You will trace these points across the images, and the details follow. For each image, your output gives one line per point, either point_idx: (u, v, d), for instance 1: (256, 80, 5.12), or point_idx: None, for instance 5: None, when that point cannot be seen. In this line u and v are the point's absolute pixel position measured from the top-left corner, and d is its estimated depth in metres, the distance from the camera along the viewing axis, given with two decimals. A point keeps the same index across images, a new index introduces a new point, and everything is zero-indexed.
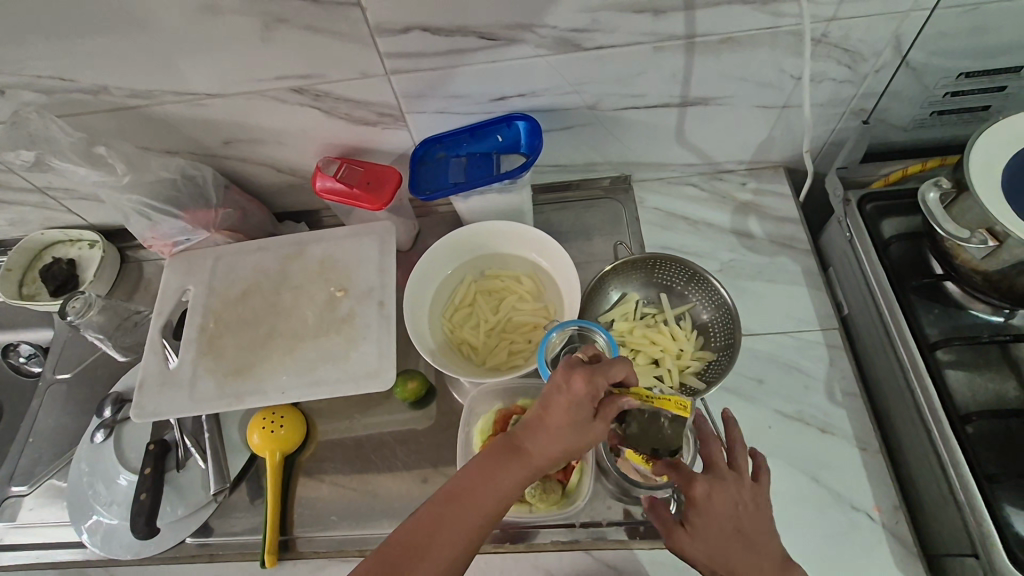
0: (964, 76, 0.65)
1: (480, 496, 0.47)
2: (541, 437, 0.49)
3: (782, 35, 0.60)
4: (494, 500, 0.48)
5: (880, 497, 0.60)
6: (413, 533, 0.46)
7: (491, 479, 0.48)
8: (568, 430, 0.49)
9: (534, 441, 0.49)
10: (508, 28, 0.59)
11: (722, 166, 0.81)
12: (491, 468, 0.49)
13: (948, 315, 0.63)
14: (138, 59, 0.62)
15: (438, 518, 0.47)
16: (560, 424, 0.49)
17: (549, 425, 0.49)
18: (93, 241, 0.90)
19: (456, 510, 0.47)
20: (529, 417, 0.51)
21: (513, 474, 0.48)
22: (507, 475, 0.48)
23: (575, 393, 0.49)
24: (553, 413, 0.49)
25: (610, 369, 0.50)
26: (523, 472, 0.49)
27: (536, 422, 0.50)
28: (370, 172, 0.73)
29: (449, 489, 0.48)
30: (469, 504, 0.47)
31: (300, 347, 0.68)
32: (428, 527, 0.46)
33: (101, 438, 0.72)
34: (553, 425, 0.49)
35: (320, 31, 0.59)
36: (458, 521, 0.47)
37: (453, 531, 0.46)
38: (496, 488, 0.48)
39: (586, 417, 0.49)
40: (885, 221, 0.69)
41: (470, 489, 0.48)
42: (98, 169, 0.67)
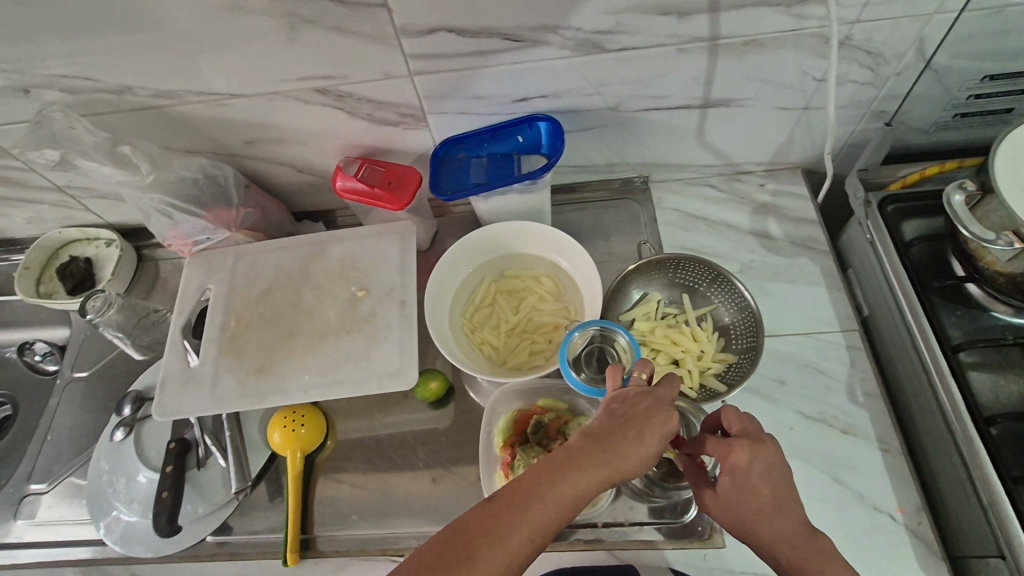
0: (987, 80, 0.65)
1: (548, 505, 0.41)
2: (622, 448, 0.43)
3: (805, 37, 0.60)
4: (563, 512, 0.41)
5: (903, 499, 0.60)
6: (465, 537, 0.40)
7: (562, 485, 0.42)
8: (649, 445, 0.44)
9: (611, 452, 0.43)
10: (532, 29, 0.59)
11: (741, 168, 0.81)
12: (561, 473, 0.42)
13: (970, 317, 0.63)
14: (164, 58, 0.62)
15: (495, 523, 0.40)
16: (643, 447, 0.44)
17: (632, 450, 0.44)
18: (110, 240, 0.91)
19: (520, 514, 0.41)
20: (604, 432, 0.44)
21: (588, 484, 0.42)
22: (580, 484, 0.42)
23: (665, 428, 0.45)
24: (637, 428, 0.44)
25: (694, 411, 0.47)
26: (596, 482, 0.42)
27: (614, 430, 0.44)
28: (391, 172, 0.73)
29: (511, 492, 0.42)
30: (537, 513, 0.41)
31: (322, 346, 0.68)
32: (485, 531, 0.40)
33: (121, 436, 0.72)
34: (635, 437, 0.44)
35: (345, 32, 0.59)
36: (521, 530, 0.40)
37: (515, 539, 0.40)
38: (567, 497, 0.42)
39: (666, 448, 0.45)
40: (905, 223, 0.69)
41: (535, 495, 0.41)
42: (121, 168, 0.67)
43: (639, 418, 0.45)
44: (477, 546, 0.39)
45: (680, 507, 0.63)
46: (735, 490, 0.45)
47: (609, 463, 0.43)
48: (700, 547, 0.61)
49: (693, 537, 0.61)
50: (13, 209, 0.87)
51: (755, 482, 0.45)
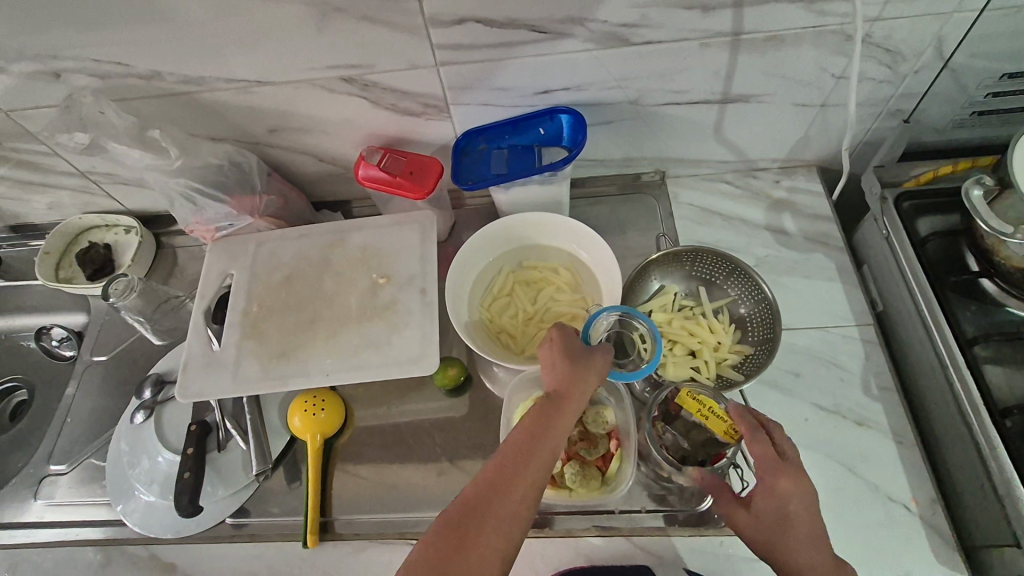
0: (1005, 78, 0.66)
1: (528, 456, 0.48)
2: (566, 390, 0.52)
3: (826, 34, 0.61)
4: (544, 457, 0.49)
5: (918, 489, 0.61)
6: (462, 506, 0.46)
7: (535, 437, 0.49)
8: (591, 381, 0.54)
9: (561, 396, 0.52)
10: (559, 21, 0.60)
11: (757, 164, 0.82)
12: (529, 430, 0.50)
13: (985, 312, 0.64)
14: (195, 45, 0.63)
15: (487, 485, 0.46)
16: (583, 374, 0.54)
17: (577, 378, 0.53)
18: (130, 226, 0.91)
19: (505, 474, 0.47)
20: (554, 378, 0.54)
21: (553, 429, 0.50)
22: (546, 429, 0.50)
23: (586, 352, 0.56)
24: (574, 371, 0.53)
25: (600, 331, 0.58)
26: (567, 423, 0.51)
27: (557, 380, 0.53)
28: (413, 162, 0.74)
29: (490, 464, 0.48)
30: (524, 465, 0.48)
31: (343, 332, 0.69)
32: (483, 497, 0.46)
33: (141, 419, 0.73)
34: (571, 377, 0.53)
35: (375, 21, 0.60)
36: (512, 483, 0.47)
37: (509, 493, 0.46)
38: (539, 443, 0.49)
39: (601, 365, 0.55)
40: (921, 219, 0.70)
41: (515, 454, 0.48)
42: (150, 153, 0.68)
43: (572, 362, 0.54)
44: (479, 508, 0.45)
45: (696, 496, 0.64)
46: (772, 513, 0.50)
47: (567, 409, 0.51)
48: (716, 534, 0.61)
49: (709, 525, 0.62)
50: (35, 195, 0.88)
51: (794, 517, 0.50)
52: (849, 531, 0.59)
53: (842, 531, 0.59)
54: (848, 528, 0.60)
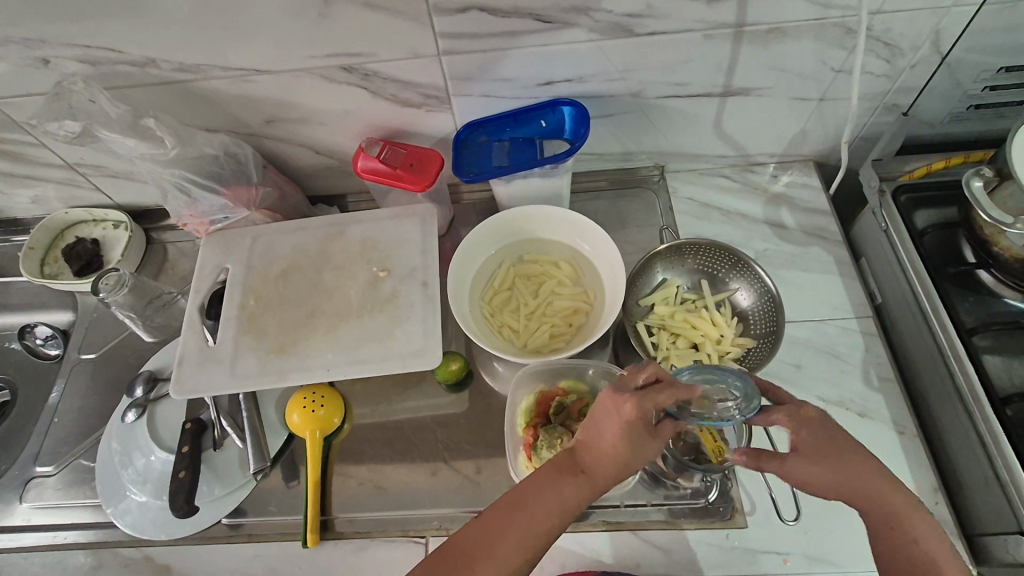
0: (1000, 72, 0.67)
1: (537, 516, 0.47)
2: (604, 456, 0.47)
3: (827, 26, 0.62)
4: (549, 524, 0.47)
5: (920, 479, 0.61)
6: (468, 534, 0.47)
7: (550, 497, 0.47)
8: (627, 456, 0.46)
9: (596, 463, 0.48)
10: (564, 10, 0.60)
11: (754, 159, 0.82)
12: (549, 485, 0.48)
13: (983, 303, 0.65)
14: (191, 31, 0.61)
15: (491, 525, 0.47)
16: (610, 448, 0.47)
17: (605, 447, 0.47)
18: (118, 221, 0.89)
19: (512, 521, 0.47)
20: (588, 437, 0.49)
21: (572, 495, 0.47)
22: (566, 495, 0.47)
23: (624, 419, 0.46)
24: (624, 440, 0.46)
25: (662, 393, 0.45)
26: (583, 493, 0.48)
27: (598, 439, 0.48)
28: (413, 154, 0.73)
29: (507, 499, 0.48)
30: (520, 528, 0.47)
31: (343, 326, 0.68)
32: (478, 545, 0.46)
33: (133, 417, 0.71)
34: (618, 453, 0.46)
35: (377, 8, 0.59)
36: (514, 534, 0.47)
37: (509, 543, 0.46)
38: (554, 507, 0.47)
39: (644, 436, 0.46)
40: (919, 212, 0.71)
41: (528, 505, 0.47)
42: (144, 142, 0.66)
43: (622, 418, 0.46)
44: (478, 546, 0.46)
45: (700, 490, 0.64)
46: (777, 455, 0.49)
47: (588, 478, 0.48)
48: (722, 527, 0.61)
49: (715, 518, 0.62)
50: (19, 188, 0.85)
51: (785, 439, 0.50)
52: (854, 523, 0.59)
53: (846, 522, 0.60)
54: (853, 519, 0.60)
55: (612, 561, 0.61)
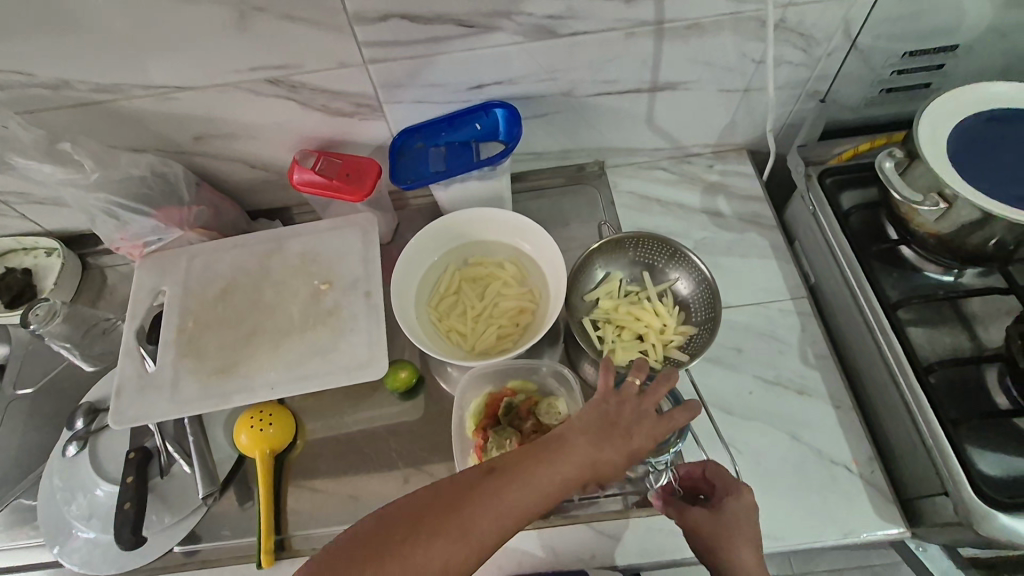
0: (907, 56, 0.70)
1: (506, 500, 0.45)
2: (561, 475, 0.46)
3: (743, 20, 0.64)
4: (518, 514, 0.45)
5: (856, 451, 0.64)
6: (395, 519, 0.45)
7: (492, 502, 0.45)
8: (609, 460, 0.48)
9: (578, 459, 0.47)
10: (485, 15, 0.61)
11: (689, 150, 0.84)
12: (496, 490, 0.45)
13: (906, 278, 0.68)
14: (104, 51, 0.60)
15: (454, 496, 0.45)
16: (603, 449, 0.48)
17: (595, 446, 0.48)
18: (50, 248, 0.86)
19: (468, 500, 0.45)
20: (574, 429, 0.49)
21: (522, 504, 0.45)
22: (511, 504, 0.45)
23: (626, 430, 0.50)
24: (585, 464, 0.47)
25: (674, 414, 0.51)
26: (557, 483, 0.46)
27: (562, 454, 0.47)
28: (349, 164, 0.73)
29: (444, 490, 0.46)
30: (488, 508, 0.45)
31: (286, 342, 0.67)
32: (438, 514, 0.44)
33: (74, 451, 0.69)
34: (604, 456, 0.48)
35: (296, 20, 0.59)
36: (446, 533, 0.43)
37: (472, 521, 0.44)
38: (495, 514, 0.44)
39: (631, 450, 0.49)
40: (844, 194, 0.74)
41: (467, 502, 0.45)
42: (63, 167, 0.64)
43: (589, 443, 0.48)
44: (403, 534, 0.43)
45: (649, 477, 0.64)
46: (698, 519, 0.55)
47: (565, 470, 0.47)
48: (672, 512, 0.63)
49: None
50: None
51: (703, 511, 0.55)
52: (794, 498, 0.62)
53: (788, 497, 0.62)
54: (793, 494, 0.62)
55: (568, 555, 0.62)
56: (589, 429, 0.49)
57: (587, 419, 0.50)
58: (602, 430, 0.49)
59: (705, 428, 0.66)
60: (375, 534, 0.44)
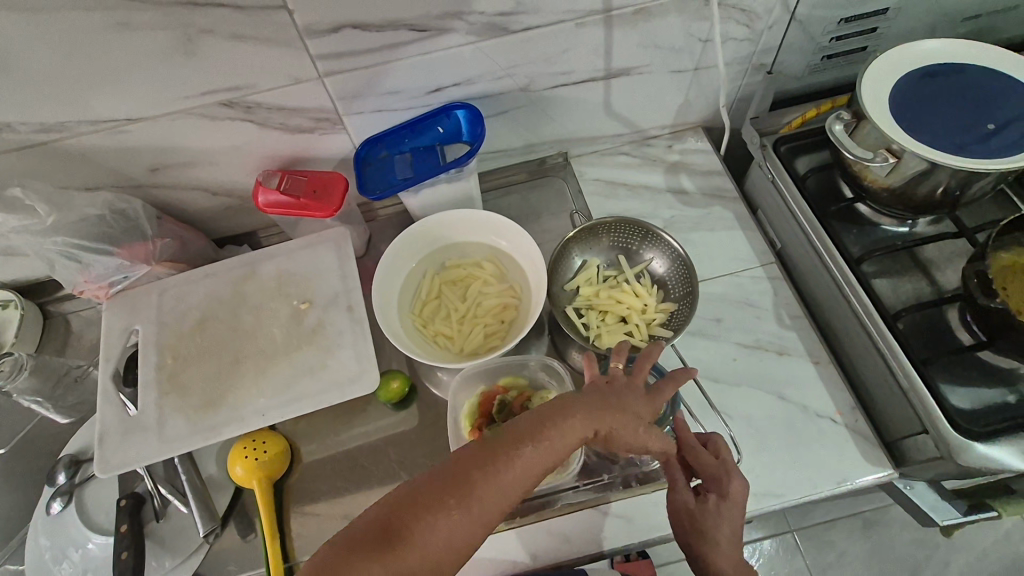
0: (843, 22, 0.73)
1: (516, 469, 0.45)
2: (565, 445, 0.47)
3: (687, 1, 0.66)
4: (528, 482, 0.46)
5: (839, 402, 0.67)
6: (405, 496, 0.44)
7: (496, 478, 0.45)
8: (612, 426, 0.49)
9: (581, 425, 0.48)
10: (436, 18, 0.61)
11: (649, 133, 0.86)
12: (499, 465, 0.45)
13: (865, 233, 0.72)
14: (45, 88, 0.57)
15: (464, 469, 0.45)
16: (606, 417, 0.49)
17: (597, 413, 0.49)
18: (6, 301, 0.82)
19: (478, 470, 0.45)
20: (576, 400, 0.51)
21: (527, 476, 0.45)
22: (516, 478, 0.45)
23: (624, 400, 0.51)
24: (589, 431, 0.48)
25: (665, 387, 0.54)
26: (564, 452, 0.47)
27: (565, 422, 0.48)
28: (315, 180, 0.72)
29: (452, 465, 0.46)
30: (498, 477, 0.45)
31: (272, 367, 0.66)
32: (451, 487, 0.44)
33: (59, 507, 0.66)
34: (606, 423, 0.49)
35: (245, 39, 0.58)
36: (456, 508, 0.43)
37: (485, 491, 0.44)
38: (504, 485, 0.45)
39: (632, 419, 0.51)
40: (799, 160, 0.77)
41: (470, 478, 0.44)
42: (17, 214, 0.62)
43: (586, 413, 0.49)
44: (414, 511, 0.43)
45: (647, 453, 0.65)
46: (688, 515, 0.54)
47: (571, 438, 0.47)
48: None
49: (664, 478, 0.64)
50: None
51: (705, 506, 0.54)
52: (787, 454, 0.64)
53: (782, 454, 0.64)
54: (785, 451, 0.64)
55: (580, 540, 0.63)
56: (589, 400, 0.50)
57: (586, 392, 0.52)
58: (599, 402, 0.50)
59: (696, 400, 0.68)
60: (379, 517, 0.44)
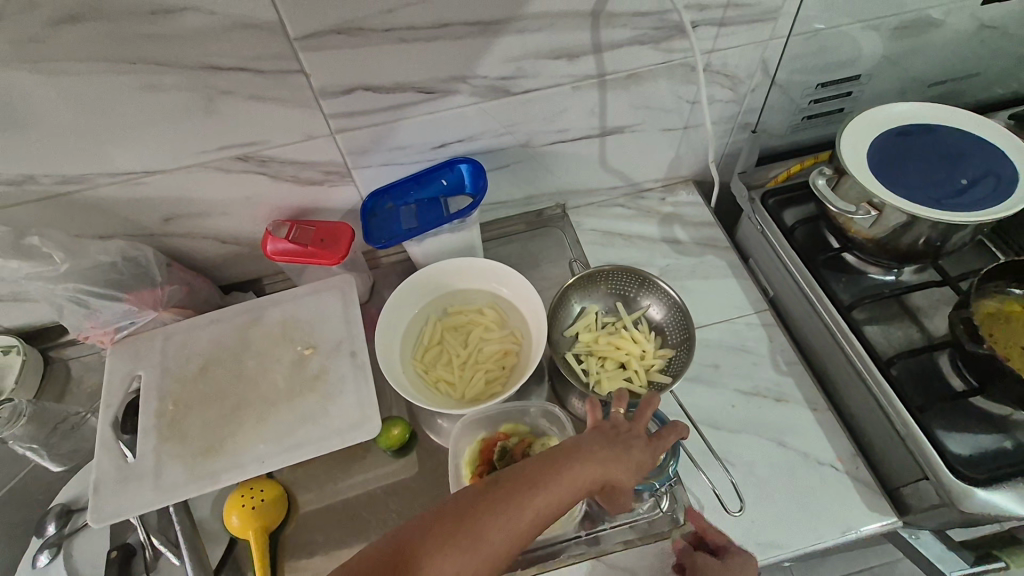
0: (820, 87, 0.79)
1: (521, 510, 0.45)
2: (569, 483, 0.47)
3: (674, 67, 0.71)
4: (532, 523, 0.46)
5: (838, 449, 0.67)
6: (409, 534, 0.45)
7: (500, 517, 0.45)
8: (617, 468, 0.50)
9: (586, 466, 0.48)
10: (443, 81, 0.65)
11: (642, 187, 0.90)
12: (501, 505, 0.45)
13: (854, 281, 0.74)
14: (71, 142, 0.61)
15: (468, 508, 0.45)
16: (611, 458, 0.50)
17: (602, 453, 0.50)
18: (8, 346, 0.82)
19: (482, 509, 0.45)
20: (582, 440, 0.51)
21: (533, 518, 0.45)
22: (520, 515, 0.45)
23: (630, 442, 0.52)
24: (594, 472, 0.48)
25: (668, 434, 0.55)
26: (569, 493, 0.47)
27: (570, 462, 0.48)
28: (322, 230, 0.75)
29: (456, 503, 0.46)
30: (502, 516, 0.45)
31: (273, 413, 0.66)
32: (455, 525, 0.44)
33: (46, 560, 0.64)
34: (611, 464, 0.49)
35: (264, 99, 0.62)
36: (459, 548, 0.43)
37: (488, 531, 0.44)
38: (508, 525, 0.45)
39: (636, 461, 0.51)
40: (787, 212, 0.81)
41: (474, 520, 0.45)
42: (31, 261, 0.63)
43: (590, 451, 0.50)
44: (418, 549, 0.44)
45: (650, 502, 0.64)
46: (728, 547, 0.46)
47: (576, 477, 0.48)
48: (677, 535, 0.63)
49: (669, 528, 0.64)
50: None
51: None
52: (789, 502, 0.64)
53: (784, 502, 0.64)
54: (788, 499, 0.64)
55: None
56: (595, 441, 0.51)
57: (592, 433, 0.52)
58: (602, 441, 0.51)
59: (697, 446, 0.68)
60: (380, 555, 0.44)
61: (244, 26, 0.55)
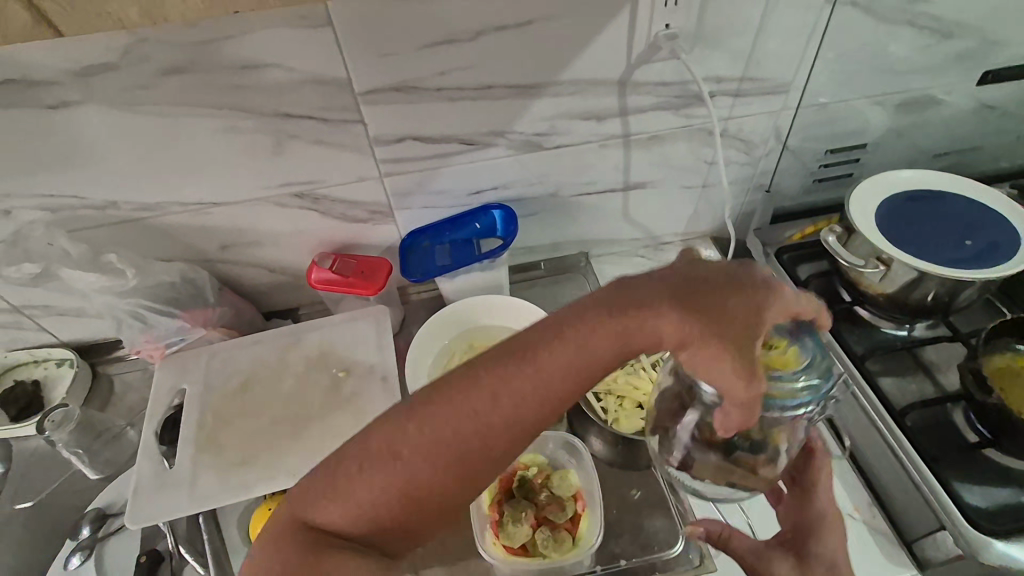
0: (829, 153, 0.85)
1: (561, 343, 0.42)
2: (641, 330, 0.41)
3: (694, 131, 0.78)
4: (576, 383, 0.42)
5: (855, 499, 0.68)
6: (435, 393, 0.44)
7: (533, 365, 0.42)
8: (731, 318, 0.40)
9: (665, 299, 0.42)
10: (484, 134, 0.73)
11: (662, 239, 0.96)
12: (538, 356, 0.42)
13: (866, 334, 0.77)
14: (154, 174, 0.69)
15: (516, 348, 0.43)
16: (717, 303, 0.41)
17: (695, 287, 0.42)
18: (63, 359, 0.88)
19: (523, 363, 0.42)
20: (675, 277, 0.44)
21: (582, 351, 0.41)
22: (560, 356, 0.41)
23: (744, 295, 0.42)
24: (673, 336, 0.41)
25: (801, 299, 0.44)
26: (641, 337, 0.41)
27: (647, 314, 0.41)
28: (363, 263, 0.81)
29: (512, 343, 0.44)
30: (531, 365, 0.42)
31: (307, 430, 0.70)
32: (495, 376, 0.42)
33: (77, 562, 0.66)
34: (710, 324, 0.40)
35: (325, 143, 0.70)
36: (479, 385, 0.42)
37: (520, 381, 0.42)
38: (550, 368, 0.42)
39: (754, 301, 0.41)
40: (801, 267, 0.85)
41: (525, 350, 0.43)
42: (105, 274, 0.71)
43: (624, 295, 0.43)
44: (442, 406, 0.43)
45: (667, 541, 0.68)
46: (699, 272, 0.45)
47: (646, 324, 0.41)
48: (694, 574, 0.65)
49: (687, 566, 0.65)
50: None
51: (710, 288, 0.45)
52: None
53: None
54: None
55: None
56: (682, 284, 0.43)
57: (690, 273, 0.44)
58: (685, 287, 0.42)
59: None
60: (401, 456, 0.42)
61: (317, 81, 0.63)
